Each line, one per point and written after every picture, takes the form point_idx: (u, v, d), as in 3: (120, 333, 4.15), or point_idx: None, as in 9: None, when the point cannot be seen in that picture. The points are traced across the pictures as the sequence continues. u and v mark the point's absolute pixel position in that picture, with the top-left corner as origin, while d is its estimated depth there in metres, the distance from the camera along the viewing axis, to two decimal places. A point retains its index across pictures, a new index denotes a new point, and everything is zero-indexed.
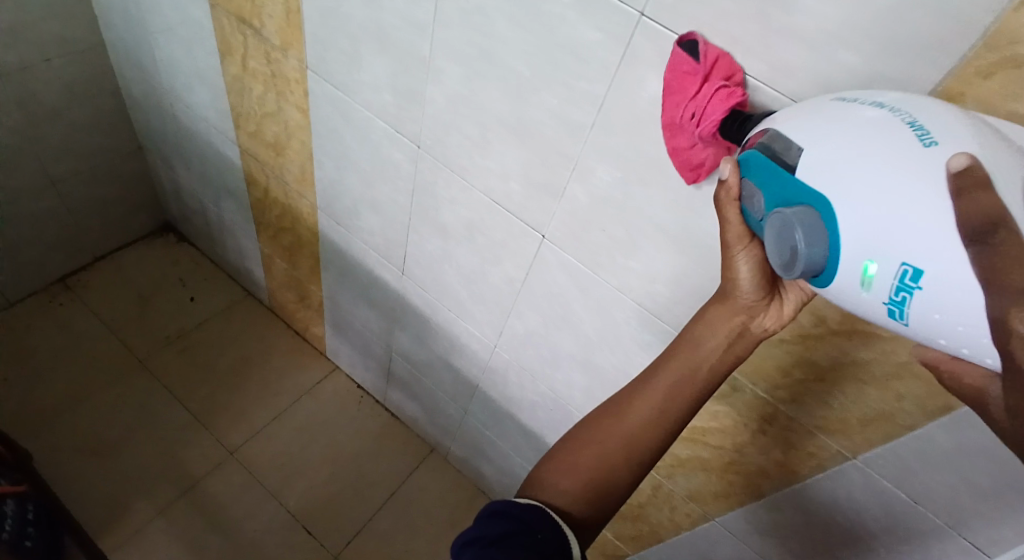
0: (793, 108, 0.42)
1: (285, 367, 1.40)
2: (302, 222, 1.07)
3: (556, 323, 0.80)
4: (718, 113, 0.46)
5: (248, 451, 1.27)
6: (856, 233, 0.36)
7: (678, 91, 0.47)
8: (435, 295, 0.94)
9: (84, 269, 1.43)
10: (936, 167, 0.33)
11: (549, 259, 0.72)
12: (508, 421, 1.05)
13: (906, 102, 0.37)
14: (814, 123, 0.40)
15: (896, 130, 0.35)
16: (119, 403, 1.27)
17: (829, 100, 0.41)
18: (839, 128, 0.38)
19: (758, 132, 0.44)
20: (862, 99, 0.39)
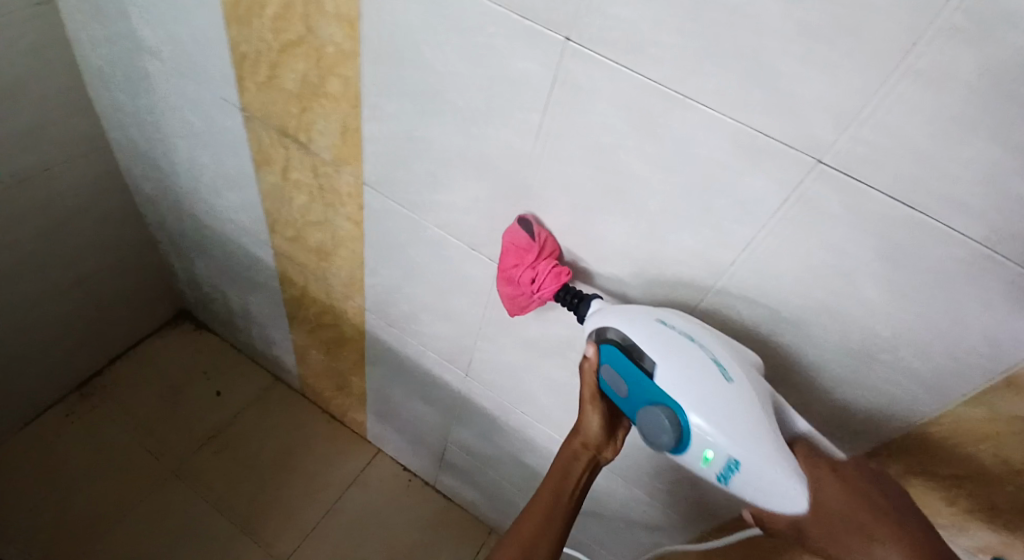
0: (633, 319, 0.53)
1: (328, 458, 1.31)
2: (347, 322, 0.99)
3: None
4: (554, 283, 0.58)
5: (301, 559, 1.18)
6: (701, 432, 0.48)
7: (518, 258, 0.58)
8: (508, 398, 0.88)
9: (101, 372, 1.31)
10: (741, 397, 0.48)
11: None
12: (588, 514, 0.99)
13: (703, 336, 0.51)
14: (655, 341, 0.51)
15: (705, 365, 0.49)
16: (156, 519, 1.15)
17: (654, 319, 0.52)
18: (672, 352, 0.50)
19: (603, 326, 0.54)
20: (676, 326, 0.52)
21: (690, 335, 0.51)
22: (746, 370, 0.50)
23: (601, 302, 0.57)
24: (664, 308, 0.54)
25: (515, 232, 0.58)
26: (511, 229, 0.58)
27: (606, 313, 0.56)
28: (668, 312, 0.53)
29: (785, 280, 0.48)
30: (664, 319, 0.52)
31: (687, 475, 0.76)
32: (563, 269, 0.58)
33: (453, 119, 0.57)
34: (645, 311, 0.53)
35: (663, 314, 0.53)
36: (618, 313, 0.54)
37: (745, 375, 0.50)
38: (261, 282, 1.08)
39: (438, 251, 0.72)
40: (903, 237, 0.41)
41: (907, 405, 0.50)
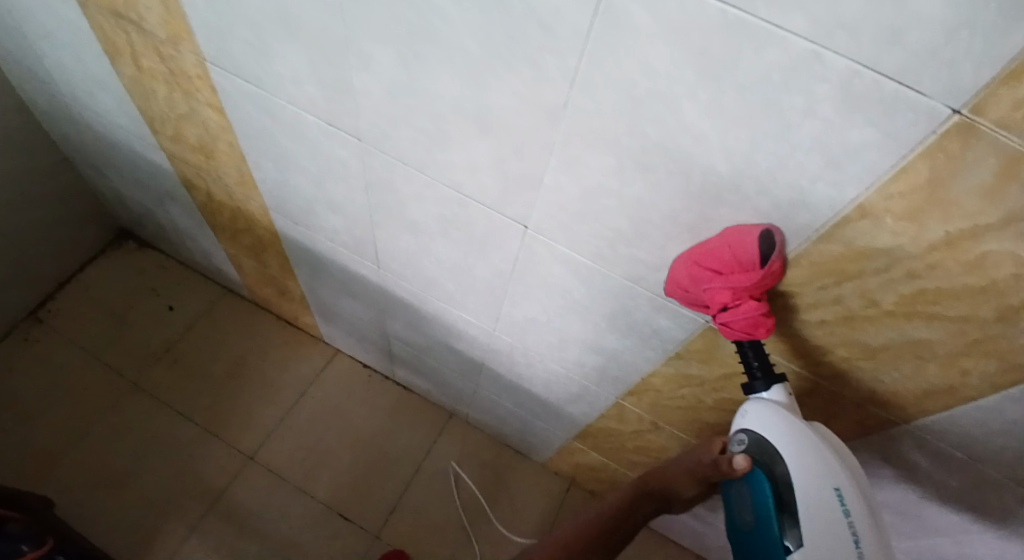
0: (810, 473, 0.49)
1: (285, 361, 1.33)
2: (259, 224, 0.96)
3: (564, 311, 0.71)
4: (744, 328, 0.48)
5: (266, 453, 1.23)
6: None
7: (722, 280, 0.46)
8: (421, 288, 0.85)
9: (50, 296, 1.30)
10: None
11: (541, 251, 0.62)
12: (523, 394, 1.00)
13: (871, 548, 0.46)
14: (815, 514, 0.48)
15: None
16: (123, 430, 1.20)
17: (830, 495, 0.48)
18: (823, 534, 0.47)
19: (776, 455, 0.51)
20: (851, 517, 0.47)
21: (857, 537, 0.46)
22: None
23: (786, 422, 0.52)
24: (855, 481, 0.49)
25: (749, 251, 0.44)
26: (739, 246, 0.44)
27: (782, 428, 0.52)
28: (855, 491, 0.48)
29: (623, 117, 0.42)
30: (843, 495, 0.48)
31: (594, 349, 0.75)
32: (767, 324, 0.48)
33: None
34: (826, 472, 0.48)
35: (846, 486, 0.48)
36: (794, 448, 0.50)
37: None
38: (174, 193, 1.04)
39: (303, 134, 0.67)
40: (726, 43, 0.34)
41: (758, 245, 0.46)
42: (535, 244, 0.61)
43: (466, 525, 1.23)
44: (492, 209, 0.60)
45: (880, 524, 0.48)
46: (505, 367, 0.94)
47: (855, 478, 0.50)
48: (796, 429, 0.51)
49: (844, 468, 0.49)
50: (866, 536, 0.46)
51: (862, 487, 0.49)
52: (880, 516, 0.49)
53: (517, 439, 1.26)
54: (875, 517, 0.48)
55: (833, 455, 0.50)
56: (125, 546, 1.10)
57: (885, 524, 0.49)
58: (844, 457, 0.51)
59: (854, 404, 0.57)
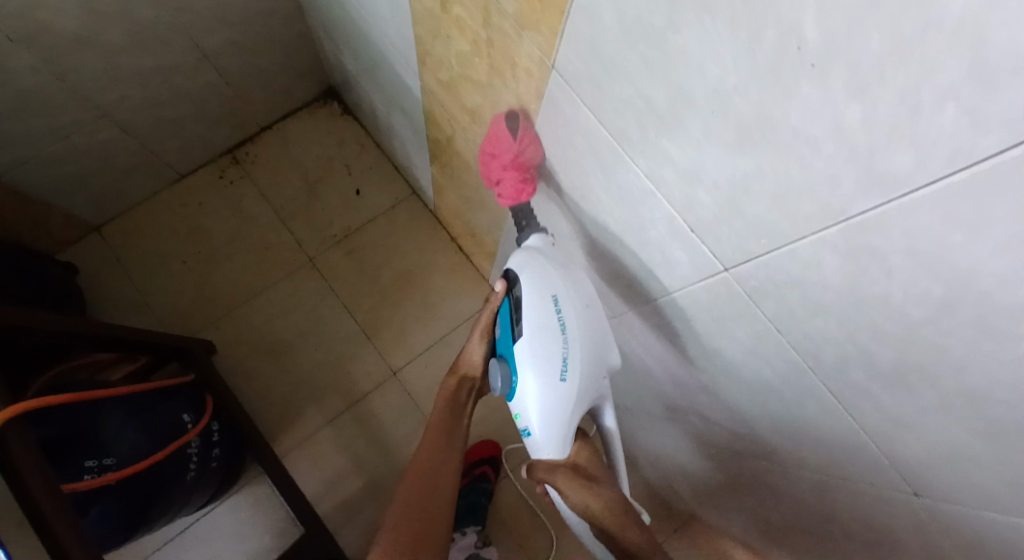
0: (535, 284, 0.56)
1: (447, 289, 1.24)
2: (490, 193, 0.80)
3: (856, 530, 0.54)
4: (511, 195, 0.59)
5: (410, 375, 1.21)
6: (522, 400, 0.57)
7: (495, 156, 0.57)
8: (651, 374, 0.69)
9: (251, 139, 1.26)
10: (557, 392, 0.55)
11: (899, 505, 0.45)
12: (692, 477, 0.88)
13: (572, 334, 0.55)
14: (537, 315, 0.55)
15: (552, 354, 0.54)
16: (293, 302, 1.20)
17: (546, 294, 0.55)
18: (540, 330, 0.55)
19: (515, 268, 0.60)
20: (561, 310, 0.55)
21: (561, 326, 0.55)
22: (585, 372, 0.56)
23: (532, 247, 0.60)
24: (573, 286, 0.56)
25: (501, 127, 0.56)
26: (500, 127, 0.56)
27: (534, 256, 0.59)
28: (569, 294, 0.56)
29: None
30: (559, 300, 0.56)
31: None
32: (524, 188, 0.58)
33: (762, 69, 0.28)
34: (548, 283, 0.55)
35: (561, 292, 0.56)
36: (529, 267, 0.58)
37: (580, 378, 0.56)
38: (406, 106, 0.89)
39: (632, 204, 0.48)
40: None
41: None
42: (916, 508, 0.43)
43: (549, 524, 1.17)
44: (876, 448, 0.41)
45: (591, 318, 0.57)
46: (697, 464, 0.80)
47: (580, 287, 0.58)
48: (537, 259, 0.58)
49: (568, 281, 0.57)
50: (570, 326, 0.55)
51: (582, 293, 0.57)
52: (592, 314, 0.57)
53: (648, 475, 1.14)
54: (587, 318, 0.56)
55: (563, 271, 0.57)
56: (272, 414, 1.16)
57: (599, 319, 0.58)
58: (577, 274, 0.59)
59: None
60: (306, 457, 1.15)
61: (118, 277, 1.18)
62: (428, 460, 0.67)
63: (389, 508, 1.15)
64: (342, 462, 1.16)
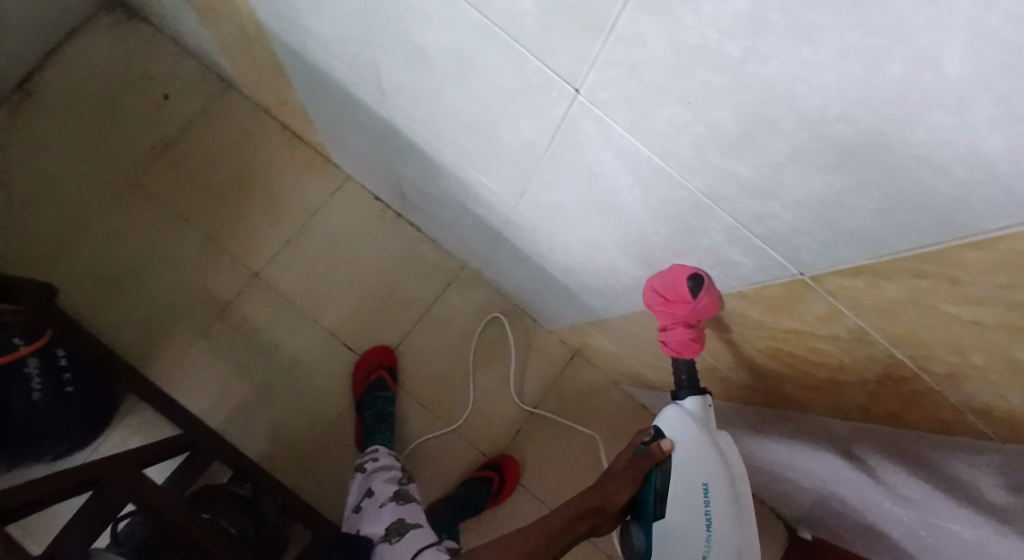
0: (685, 471, 0.52)
1: (292, 179, 1.18)
2: (241, 13, 0.74)
3: (609, 209, 0.53)
4: (675, 347, 0.54)
5: (275, 273, 1.17)
6: None
7: (671, 309, 0.52)
8: (439, 137, 0.67)
9: (39, 67, 1.16)
10: None
11: (587, 126, 0.43)
12: (537, 266, 0.89)
13: (719, 539, 0.51)
14: (679, 505, 0.52)
15: (693, 551, 0.51)
16: (126, 225, 1.13)
17: (695, 477, 0.52)
18: (683, 516, 0.52)
19: (666, 438, 0.55)
20: (707, 496, 0.51)
21: (709, 522, 0.51)
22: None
23: (698, 418, 0.55)
24: (727, 480, 0.52)
25: (680, 279, 0.51)
26: (675, 277, 0.51)
27: (684, 432, 0.54)
28: (720, 481, 0.52)
29: None
30: (709, 489, 0.52)
31: (637, 260, 0.58)
32: (695, 348, 0.53)
33: None
34: (698, 468, 0.52)
35: (713, 481, 0.52)
36: (688, 438, 0.54)
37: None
38: None
39: None
40: None
41: (927, 190, 0.28)
42: (603, 123, 0.42)
43: (454, 378, 1.21)
44: (531, 53, 0.40)
45: (742, 517, 0.52)
46: (526, 237, 0.80)
47: (733, 473, 0.53)
48: (688, 426, 0.54)
49: (719, 466, 0.52)
50: (719, 527, 0.51)
51: (735, 482, 0.53)
52: (745, 506, 0.53)
53: (532, 303, 1.14)
54: (738, 509, 0.52)
55: (716, 451, 0.53)
56: (137, 343, 1.11)
57: (750, 515, 0.52)
58: (731, 457, 0.54)
59: (950, 406, 0.43)
60: (186, 376, 1.12)
61: None
62: None
63: (287, 403, 1.14)
64: (226, 371, 1.13)
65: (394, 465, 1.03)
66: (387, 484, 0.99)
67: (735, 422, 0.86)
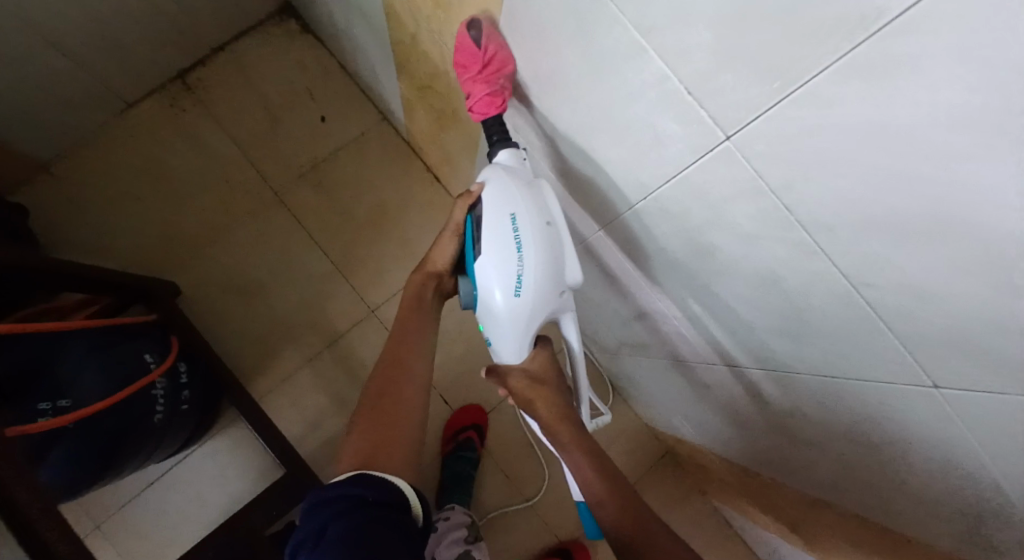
0: (495, 203, 0.55)
1: (424, 224, 1.17)
2: (461, 99, 0.73)
3: (872, 449, 0.50)
4: (481, 108, 0.55)
5: (389, 313, 1.15)
6: (488, 303, 0.58)
7: (465, 71, 0.53)
8: (651, 288, 0.64)
9: (203, 63, 1.17)
10: (507, 327, 0.59)
11: (919, 407, 0.40)
12: (681, 395, 0.86)
13: (527, 252, 0.54)
14: (493, 232, 0.56)
15: (507, 269, 0.55)
16: (260, 239, 1.14)
17: (505, 211, 0.55)
18: (496, 244, 0.56)
19: (481, 182, 0.58)
20: (517, 222, 0.55)
21: (518, 243, 0.54)
22: (541, 288, 0.56)
23: (509, 161, 0.57)
24: (533, 205, 0.55)
25: (465, 39, 0.53)
26: (462, 39, 0.53)
27: (497, 178, 0.57)
28: (527, 212, 0.55)
29: None
30: (517, 218, 0.55)
31: (866, 478, 0.55)
32: (496, 102, 0.54)
33: None
34: (506, 200, 0.55)
35: (521, 211, 0.55)
36: (500, 183, 0.56)
37: (536, 292, 0.56)
38: (367, 10, 0.80)
39: (615, 69, 0.40)
40: None
41: None
42: (958, 430, 0.38)
43: (541, 454, 1.18)
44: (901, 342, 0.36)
45: (549, 237, 0.55)
46: (698, 380, 0.76)
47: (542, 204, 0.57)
48: (500, 176, 0.57)
49: (526, 200, 0.55)
50: (527, 245, 0.54)
51: (542, 211, 0.56)
52: (554, 233, 0.56)
53: (643, 407, 1.10)
54: (545, 234, 0.55)
55: (525, 188, 0.56)
56: (248, 357, 1.11)
57: (560, 237, 0.56)
58: (542, 192, 0.57)
59: None
60: (285, 398, 1.11)
61: (70, 217, 1.10)
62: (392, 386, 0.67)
63: None
64: (323, 402, 1.12)
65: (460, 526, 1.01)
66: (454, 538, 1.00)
67: None
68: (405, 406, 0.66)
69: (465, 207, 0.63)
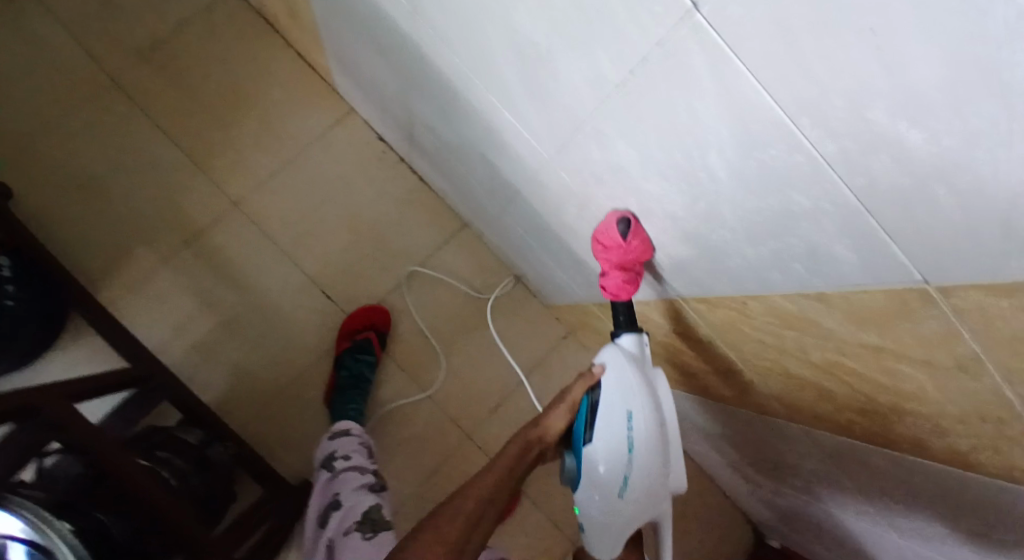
0: (616, 394, 0.62)
1: (288, 106, 1.08)
2: None
3: (684, 170, 0.43)
4: (612, 288, 0.61)
5: (254, 204, 1.06)
6: (595, 492, 0.62)
7: (609, 258, 0.58)
8: (480, 69, 0.58)
9: None
10: (607, 518, 0.63)
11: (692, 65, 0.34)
12: (554, 237, 0.81)
13: (638, 454, 0.60)
14: (604, 430, 0.62)
15: (615, 471, 0.61)
16: (98, 130, 1.02)
17: (620, 407, 0.62)
18: (608, 436, 0.61)
19: (600, 366, 0.65)
20: (632, 422, 0.61)
21: (630, 442, 0.60)
22: (641, 490, 0.62)
23: (632, 356, 0.64)
24: (650, 408, 0.62)
25: (610, 228, 0.56)
26: (607, 228, 0.56)
27: (615, 361, 0.64)
28: (642, 409, 0.61)
29: None
30: (632, 415, 0.61)
31: (691, 242, 0.51)
32: (628, 289, 0.60)
33: None
34: (628, 397, 0.61)
35: (636, 410, 0.62)
36: (625, 375, 0.63)
37: (638, 495, 0.62)
38: None
39: None
40: None
41: None
42: (732, 73, 0.32)
43: (434, 341, 1.12)
44: None
45: (661, 436, 0.62)
46: (556, 206, 0.71)
47: (657, 403, 0.64)
48: (620, 361, 0.64)
49: (643, 398, 0.62)
50: (637, 449, 0.60)
51: (658, 413, 0.63)
52: (663, 432, 0.63)
53: (536, 278, 1.07)
54: (656, 436, 0.62)
55: (639, 379, 0.63)
56: (96, 260, 1.00)
57: (666, 436, 0.63)
58: (656, 385, 0.64)
59: None
60: (144, 303, 1.01)
61: None
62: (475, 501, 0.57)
63: (253, 345, 1.04)
64: (188, 304, 1.02)
65: (367, 466, 0.89)
66: (357, 482, 0.85)
67: (740, 426, 0.80)
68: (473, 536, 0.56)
69: (585, 388, 0.66)
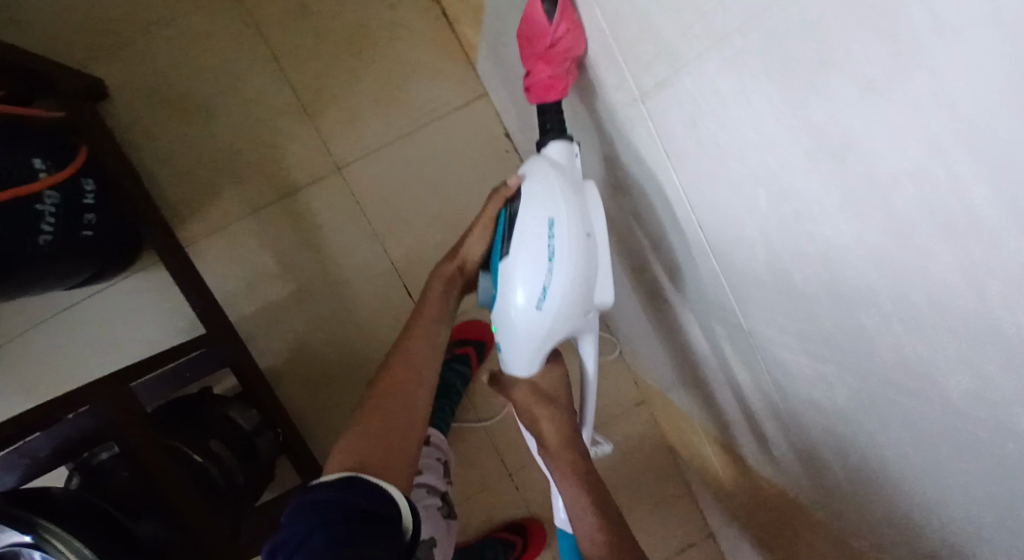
0: (536, 204, 0.52)
1: (416, 70, 0.94)
2: None
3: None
4: (539, 89, 0.53)
5: (358, 170, 0.95)
6: (513, 319, 0.54)
7: (532, 44, 0.51)
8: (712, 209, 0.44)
9: None
10: (529, 350, 0.56)
11: None
12: (687, 349, 0.69)
13: (558, 268, 0.51)
14: (527, 239, 0.52)
15: (534, 284, 0.52)
16: (211, 44, 0.91)
17: (552, 217, 0.51)
18: (528, 255, 0.52)
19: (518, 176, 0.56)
20: (558, 235, 0.51)
21: (551, 254, 0.51)
22: (567, 307, 0.53)
23: (554, 160, 0.54)
24: (575, 219, 0.51)
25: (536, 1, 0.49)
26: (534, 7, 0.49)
27: (542, 172, 0.53)
28: (570, 228, 0.51)
29: None
30: (555, 224, 0.51)
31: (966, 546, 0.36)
32: (556, 86, 0.52)
33: None
34: (546, 204, 0.51)
35: (561, 218, 0.51)
36: (547, 186, 0.52)
37: (560, 309, 0.53)
38: None
39: None
40: None
41: None
42: None
43: None
44: None
45: (588, 250, 0.52)
46: (718, 347, 0.57)
47: (585, 213, 0.52)
48: (547, 171, 0.53)
49: (580, 219, 0.51)
50: (559, 258, 0.51)
51: (583, 221, 0.52)
52: (591, 246, 0.52)
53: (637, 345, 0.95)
54: (586, 254, 0.52)
55: (570, 196, 0.52)
56: (181, 193, 0.92)
57: (596, 250, 0.53)
58: (592, 213, 0.53)
59: None
60: (219, 249, 0.93)
61: None
62: (405, 365, 0.58)
63: (318, 322, 0.97)
64: (264, 262, 0.94)
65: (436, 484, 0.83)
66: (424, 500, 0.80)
67: None
68: (415, 397, 0.56)
69: (500, 202, 0.58)
